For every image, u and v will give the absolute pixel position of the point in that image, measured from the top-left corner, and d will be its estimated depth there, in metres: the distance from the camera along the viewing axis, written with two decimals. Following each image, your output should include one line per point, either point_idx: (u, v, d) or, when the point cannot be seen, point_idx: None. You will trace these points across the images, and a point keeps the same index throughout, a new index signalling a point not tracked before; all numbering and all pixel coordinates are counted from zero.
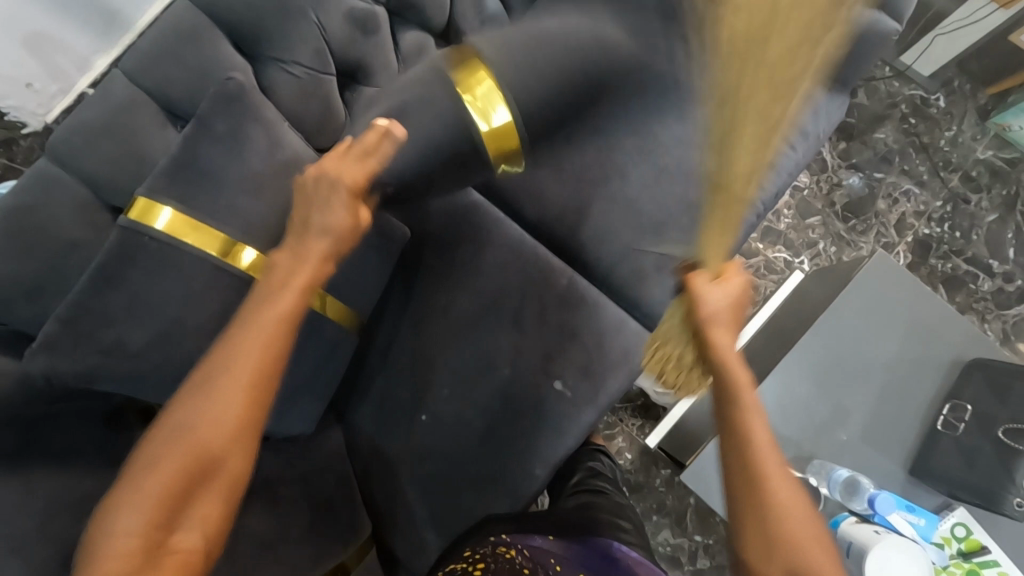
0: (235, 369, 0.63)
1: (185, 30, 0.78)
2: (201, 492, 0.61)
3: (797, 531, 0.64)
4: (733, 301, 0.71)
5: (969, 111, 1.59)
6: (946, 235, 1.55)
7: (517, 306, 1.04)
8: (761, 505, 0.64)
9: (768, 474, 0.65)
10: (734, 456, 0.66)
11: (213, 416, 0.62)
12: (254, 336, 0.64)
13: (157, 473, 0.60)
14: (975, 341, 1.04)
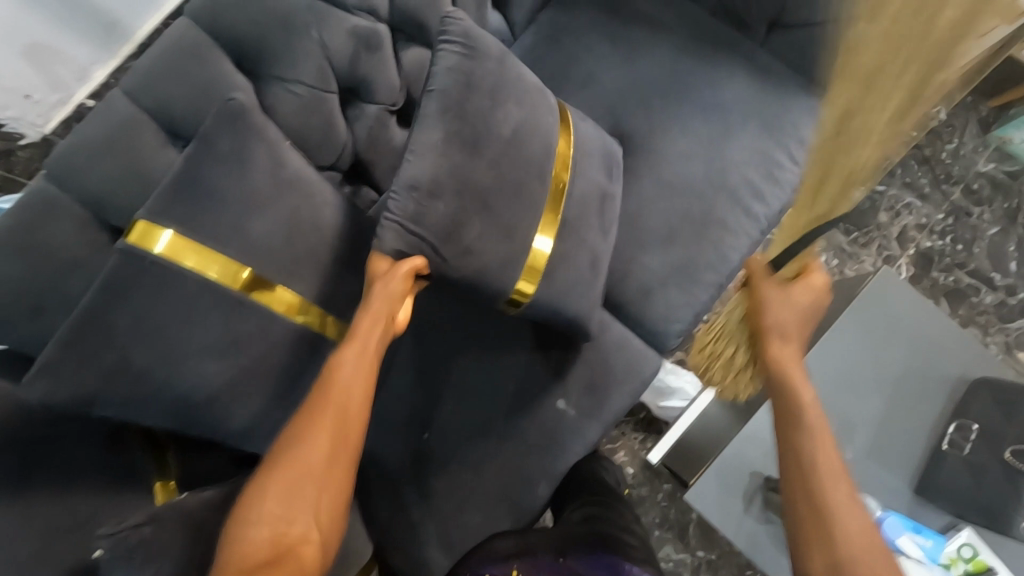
0: (335, 395, 0.71)
1: (188, 46, 0.77)
2: (319, 491, 0.68)
3: (858, 531, 0.65)
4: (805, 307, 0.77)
5: (971, 123, 1.58)
6: (947, 248, 1.55)
7: (518, 325, 1.03)
8: (824, 503, 0.67)
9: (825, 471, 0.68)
10: (794, 452, 0.70)
11: (329, 422, 0.70)
12: (347, 368, 0.67)
13: (275, 490, 0.66)
14: (980, 360, 1.03)
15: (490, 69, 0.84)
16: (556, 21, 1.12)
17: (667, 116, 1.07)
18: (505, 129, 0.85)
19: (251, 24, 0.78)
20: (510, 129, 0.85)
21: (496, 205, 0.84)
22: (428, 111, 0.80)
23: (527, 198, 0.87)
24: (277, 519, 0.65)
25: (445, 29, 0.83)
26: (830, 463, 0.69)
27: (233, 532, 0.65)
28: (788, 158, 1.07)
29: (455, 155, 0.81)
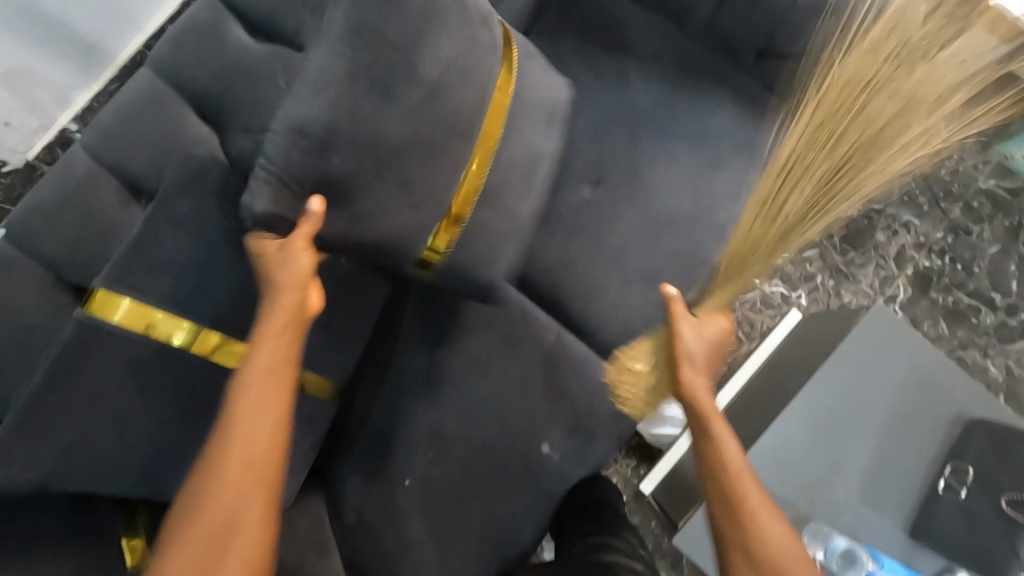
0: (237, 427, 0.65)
1: (149, 100, 0.75)
2: (235, 528, 0.62)
3: (782, 555, 0.71)
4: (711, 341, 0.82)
5: (973, 136, 1.53)
6: (946, 268, 1.51)
7: (501, 368, 1.01)
8: (745, 525, 0.73)
9: (740, 492, 0.74)
10: (714, 479, 0.76)
11: (236, 450, 0.64)
12: (238, 399, 0.61)
13: (187, 544, 0.61)
14: (977, 399, 1.00)
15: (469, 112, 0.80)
16: (537, 50, 1.09)
17: (652, 149, 1.04)
18: (431, 73, 0.73)
19: (213, 75, 0.76)
20: (436, 74, 0.74)
21: (404, 161, 0.74)
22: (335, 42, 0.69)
23: (450, 157, 0.79)
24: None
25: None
26: (749, 490, 0.74)
27: None
28: None
29: (358, 94, 0.69)
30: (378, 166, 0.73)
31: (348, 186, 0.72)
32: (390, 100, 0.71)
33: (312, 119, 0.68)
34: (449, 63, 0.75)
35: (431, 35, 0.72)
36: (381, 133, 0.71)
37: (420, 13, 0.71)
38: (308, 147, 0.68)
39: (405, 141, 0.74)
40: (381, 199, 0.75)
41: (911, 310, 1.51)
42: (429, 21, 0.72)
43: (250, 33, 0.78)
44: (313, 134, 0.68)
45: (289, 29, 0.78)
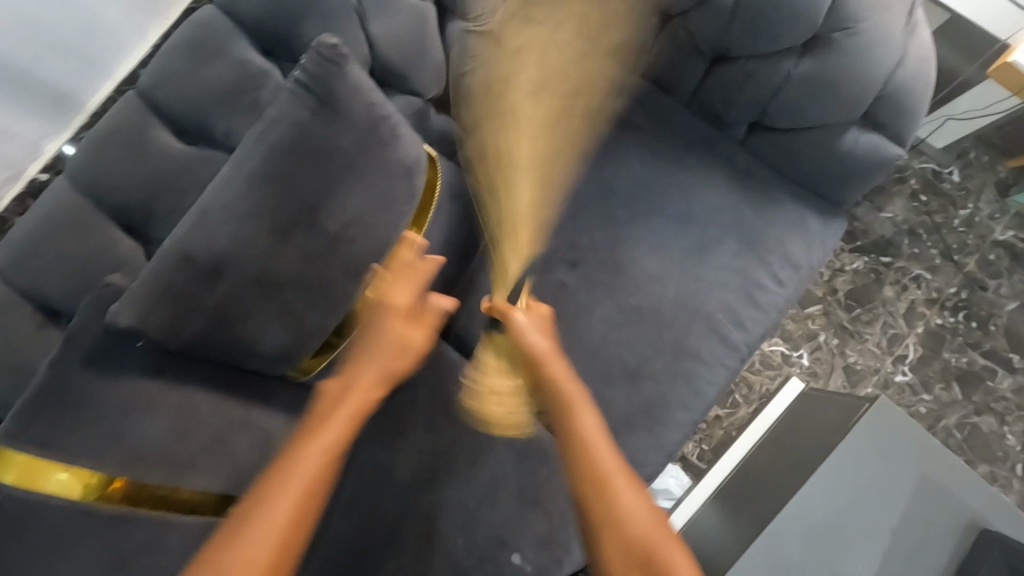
0: (295, 485, 0.52)
1: (64, 215, 0.68)
2: None
3: (646, 531, 0.60)
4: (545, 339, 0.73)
5: (987, 183, 1.45)
6: (959, 326, 1.41)
7: (468, 470, 0.94)
8: (606, 511, 0.61)
9: (608, 479, 0.62)
10: (583, 465, 0.64)
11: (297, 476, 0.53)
12: (337, 423, 0.53)
13: None
14: (991, 503, 0.92)
15: (394, 223, 0.72)
16: None
17: (633, 229, 0.96)
18: (337, 222, 0.67)
19: (135, 186, 0.69)
20: (353, 217, 0.67)
21: (291, 298, 0.67)
22: (235, 176, 0.62)
23: (346, 294, 0.71)
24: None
25: (327, 129, 0.64)
26: (625, 494, 0.62)
27: None
28: (771, 280, 0.94)
29: (253, 235, 0.63)
30: (262, 298, 0.66)
31: (226, 314, 0.64)
32: (281, 230, 0.64)
33: (200, 249, 0.61)
34: (360, 212, 0.68)
35: (351, 178, 0.66)
36: (260, 271, 0.64)
37: (342, 154, 0.65)
38: (186, 281, 0.61)
39: (290, 282, 0.66)
40: (260, 333, 0.67)
41: (922, 372, 1.40)
42: (347, 173, 0.66)
43: (180, 137, 0.71)
44: (202, 266, 0.62)
45: (221, 133, 0.71)
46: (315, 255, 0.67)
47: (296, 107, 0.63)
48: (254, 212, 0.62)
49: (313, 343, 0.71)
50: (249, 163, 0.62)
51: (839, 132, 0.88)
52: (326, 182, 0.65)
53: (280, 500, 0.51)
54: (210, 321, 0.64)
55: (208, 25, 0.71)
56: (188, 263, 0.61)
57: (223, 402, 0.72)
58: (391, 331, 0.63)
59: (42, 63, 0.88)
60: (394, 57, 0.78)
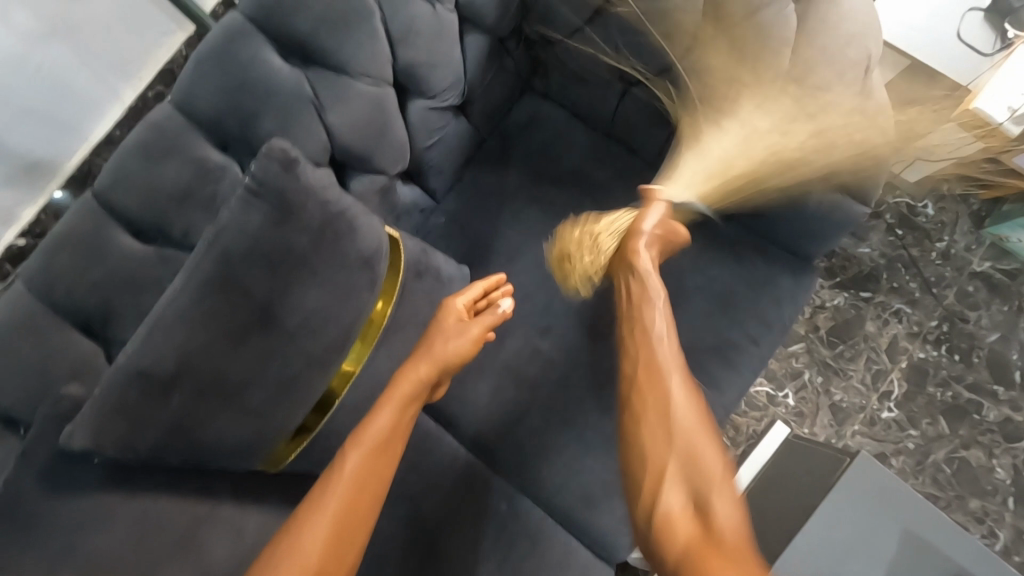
0: (340, 487, 0.65)
1: (19, 324, 0.67)
2: (348, 514, 0.64)
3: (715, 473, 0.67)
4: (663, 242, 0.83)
5: (962, 215, 1.46)
6: (942, 359, 1.41)
7: (450, 544, 0.89)
8: (649, 412, 0.72)
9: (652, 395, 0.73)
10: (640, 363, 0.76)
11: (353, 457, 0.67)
12: (375, 424, 0.68)
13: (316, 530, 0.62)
14: (974, 554, 0.92)
15: (359, 305, 0.72)
16: (479, 186, 1.02)
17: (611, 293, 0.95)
18: (295, 317, 0.67)
19: (94, 289, 0.68)
20: (311, 309, 0.68)
21: (252, 395, 0.67)
22: (185, 286, 0.61)
23: (314, 383, 0.71)
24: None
25: (276, 229, 0.63)
26: (703, 448, 0.69)
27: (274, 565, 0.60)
28: (745, 341, 0.94)
29: (210, 341, 0.63)
30: (220, 399, 0.65)
31: (185, 421, 0.64)
32: (237, 332, 0.64)
33: (153, 362, 0.61)
34: (318, 306, 0.68)
35: (307, 282, 0.67)
36: (218, 374, 0.64)
37: (291, 248, 0.65)
38: (140, 393, 0.61)
39: (251, 381, 0.66)
40: (222, 434, 0.66)
41: (908, 407, 1.40)
42: (301, 270, 0.66)
43: (139, 237, 0.70)
44: (157, 375, 0.61)
45: (178, 232, 0.70)
46: (275, 348, 0.67)
47: (247, 211, 0.62)
48: (208, 316, 0.62)
49: (281, 434, 0.71)
50: (200, 272, 0.62)
51: (803, 192, 0.88)
52: (278, 280, 0.65)
53: (321, 514, 0.63)
54: (169, 432, 0.63)
55: (158, 122, 0.70)
56: (141, 374, 0.61)
57: (185, 503, 0.70)
58: (454, 331, 0.77)
59: (14, 134, 0.92)
60: (355, 139, 0.78)
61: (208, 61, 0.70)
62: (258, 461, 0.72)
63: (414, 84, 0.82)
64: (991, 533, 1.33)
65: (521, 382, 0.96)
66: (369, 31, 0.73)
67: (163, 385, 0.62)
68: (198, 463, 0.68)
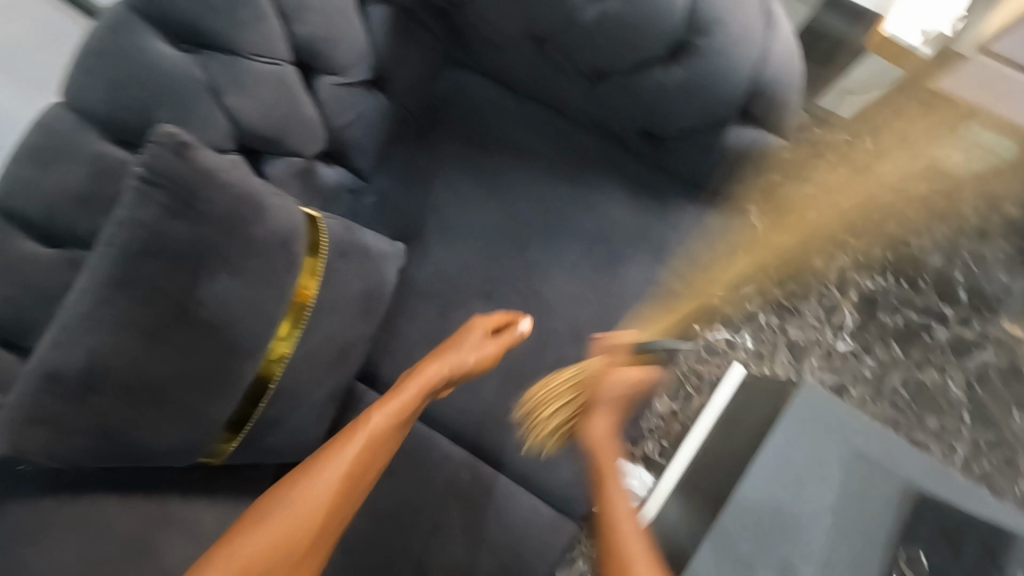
0: (355, 449, 0.72)
1: None
2: (358, 477, 0.72)
3: None
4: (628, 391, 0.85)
5: (897, 143, 1.48)
6: (891, 287, 1.44)
7: (409, 520, 0.91)
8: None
9: (615, 525, 0.72)
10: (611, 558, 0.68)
11: (373, 425, 0.75)
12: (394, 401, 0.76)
13: (321, 480, 0.69)
14: (922, 467, 0.94)
15: (279, 288, 0.71)
16: (405, 160, 1.01)
17: (548, 254, 0.96)
18: (208, 308, 0.66)
19: (4, 299, 0.67)
20: (225, 297, 0.67)
21: (176, 391, 0.66)
22: (88, 287, 0.62)
23: (241, 371, 0.70)
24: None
25: (178, 218, 0.63)
26: None
27: (286, 495, 0.68)
28: (681, 286, 0.96)
29: (119, 340, 0.62)
30: (140, 398, 0.65)
31: (106, 423, 0.63)
32: (147, 328, 0.63)
33: (63, 366, 0.61)
34: (233, 292, 0.67)
35: (218, 274, 0.66)
36: (134, 374, 0.63)
37: (193, 240, 0.64)
38: (52, 398, 0.61)
39: (172, 376, 0.66)
40: (148, 431, 0.66)
41: (861, 336, 1.43)
42: (208, 259, 0.65)
43: (44, 242, 0.69)
44: (69, 379, 0.61)
45: (85, 231, 0.68)
46: (192, 341, 0.66)
47: (144, 204, 0.62)
48: (117, 314, 0.62)
49: (214, 426, 0.70)
50: (101, 271, 0.62)
51: (719, 131, 0.90)
52: (185, 271, 0.64)
53: (334, 466, 0.70)
54: (90, 435, 0.63)
55: (55, 127, 0.69)
56: (53, 380, 0.61)
57: (133, 506, 0.70)
58: (473, 343, 0.83)
59: None
60: (260, 124, 0.77)
61: (96, 60, 0.69)
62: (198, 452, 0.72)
63: (316, 61, 0.80)
64: (950, 448, 1.37)
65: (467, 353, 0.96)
66: (255, 10, 0.71)
67: (78, 390, 0.62)
68: (132, 462, 0.69)
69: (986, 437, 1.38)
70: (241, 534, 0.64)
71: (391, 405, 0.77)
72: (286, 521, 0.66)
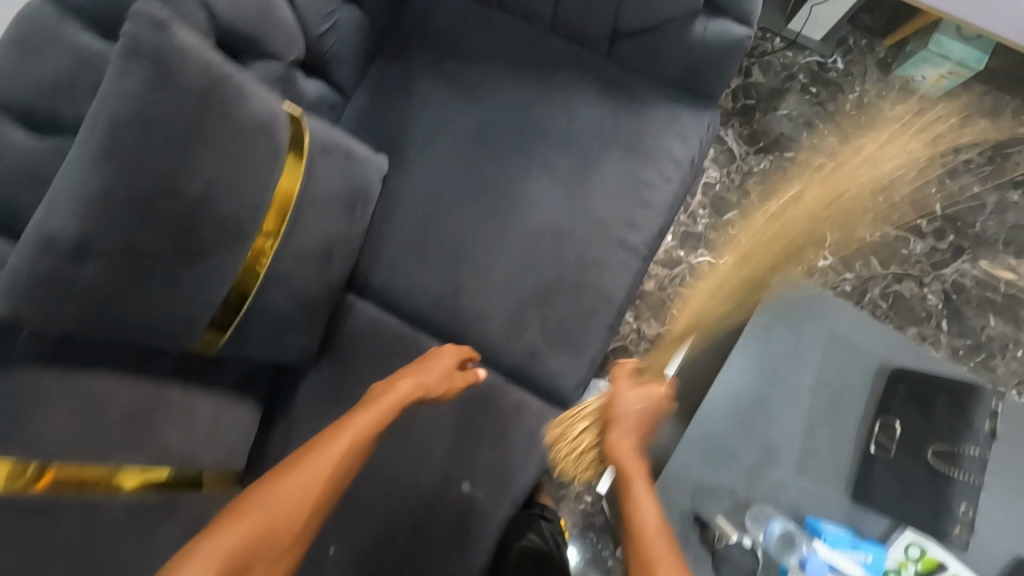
0: (335, 448, 0.75)
1: None
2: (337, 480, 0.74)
3: None
4: (648, 408, 0.83)
5: (869, 64, 1.51)
6: (868, 203, 1.48)
7: (404, 419, 0.96)
8: None
9: (648, 546, 0.69)
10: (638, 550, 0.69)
11: (352, 428, 0.77)
12: (378, 410, 0.80)
13: (295, 481, 0.70)
14: (894, 342, 0.97)
15: (264, 173, 0.75)
16: (385, 76, 1.03)
17: (523, 156, 0.99)
18: (196, 184, 0.69)
19: None
20: (212, 176, 0.70)
21: (168, 264, 0.70)
22: (81, 155, 0.63)
23: (229, 249, 0.74)
24: (232, 562, 0.63)
25: (165, 92, 0.65)
26: None
27: (258, 495, 0.69)
28: (658, 180, 0.98)
29: (112, 212, 0.64)
30: (137, 269, 0.68)
31: (104, 292, 0.67)
32: (139, 200, 0.66)
33: (60, 231, 0.63)
34: (220, 171, 0.71)
35: (205, 152, 0.69)
36: (129, 244, 0.66)
37: (179, 116, 0.66)
38: (51, 266, 0.63)
39: (165, 249, 0.69)
40: (144, 303, 0.70)
41: (842, 252, 1.47)
42: (193, 136, 0.67)
43: (30, 131, 0.71)
44: (65, 246, 0.63)
45: (72, 120, 0.71)
46: (182, 216, 0.69)
47: (129, 78, 0.63)
48: (109, 185, 0.64)
49: (206, 304, 0.75)
50: (91, 141, 0.63)
51: (686, 25, 0.93)
52: (172, 147, 0.66)
53: (316, 463, 0.73)
54: (89, 303, 0.66)
55: (32, 16, 0.70)
56: (49, 248, 0.62)
57: (133, 385, 0.73)
58: (442, 371, 0.88)
59: None
60: (236, 20, 0.79)
61: None
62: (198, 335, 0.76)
63: None
64: None
65: (452, 256, 0.98)
66: None
67: (74, 258, 0.64)
68: (130, 338, 0.72)
69: (964, 342, 1.43)
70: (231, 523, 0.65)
71: (374, 408, 0.80)
72: (259, 520, 0.66)
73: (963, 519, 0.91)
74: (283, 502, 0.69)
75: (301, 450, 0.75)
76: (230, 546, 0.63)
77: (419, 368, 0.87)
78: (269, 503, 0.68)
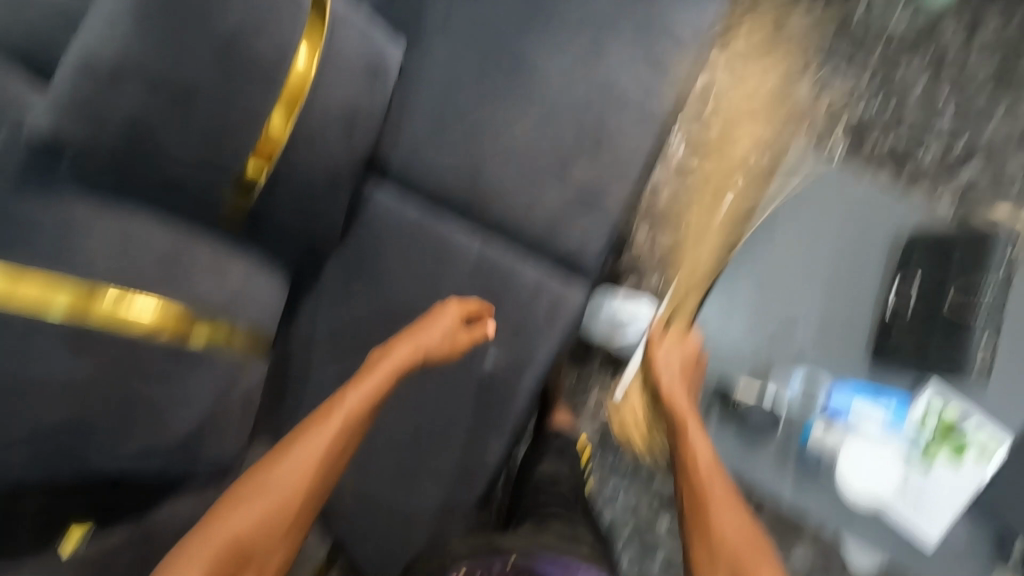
0: (331, 426, 0.76)
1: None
2: (337, 458, 0.77)
3: (736, 549, 0.73)
4: (684, 360, 0.94)
5: None
6: None
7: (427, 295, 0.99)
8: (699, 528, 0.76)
9: (704, 484, 0.81)
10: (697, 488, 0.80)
11: (344, 407, 0.79)
12: (374, 386, 0.81)
13: (294, 461, 0.73)
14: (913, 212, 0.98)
15: (285, 26, 0.76)
16: None
17: (537, 34, 0.98)
18: (223, 23, 0.71)
19: None
20: (237, 17, 0.72)
21: (198, 101, 0.72)
22: None
23: (255, 99, 0.75)
24: (233, 546, 0.67)
25: None
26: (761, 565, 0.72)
27: (259, 477, 0.72)
28: (676, 52, 0.97)
29: (146, 41, 0.68)
30: (171, 103, 0.71)
31: (139, 121, 0.70)
32: (170, 32, 0.69)
33: (100, 57, 0.68)
34: (246, 14, 0.73)
35: None
36: (163, 77, 0.70)
37: None
38: (92, 88, 0.68)
39: (197, 86, 0.71)
40: (176, 140, 0.72)
41: None
42: None
43: None
44: (103, 70, 0.68)
45: None
46: (212, 55, 0.71)
47: None
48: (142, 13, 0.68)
49: (237, 154, 0.76)
50: None
51: None
52: None
53: (313, 441, 0.75)
54: (126, 130, 0.70)
55: None
56: (90, 71, 0.68)
57: (169, 228, 0.76)
58: (445, 329, 0.89)
59: None
60: None
61: None
62: (226, 187, 0.77)
63: None
64: None
65: (470, 135, 0.99)
66: None
67: (113, 84, 0.68)
68: (165, 182, 0.74)
69: None
70: (233, 505, 0.69)
71: (366, 384, 0.81)
72: (262, 501, 0.70)
73: (983, 353, 0.91)
74: (285, 483, 0.71)
75: (296, 432, 0.77)
76: (234, 530, 0.67)
77: (410, 340, 0.87)
78: (267, 482, 0.71)
